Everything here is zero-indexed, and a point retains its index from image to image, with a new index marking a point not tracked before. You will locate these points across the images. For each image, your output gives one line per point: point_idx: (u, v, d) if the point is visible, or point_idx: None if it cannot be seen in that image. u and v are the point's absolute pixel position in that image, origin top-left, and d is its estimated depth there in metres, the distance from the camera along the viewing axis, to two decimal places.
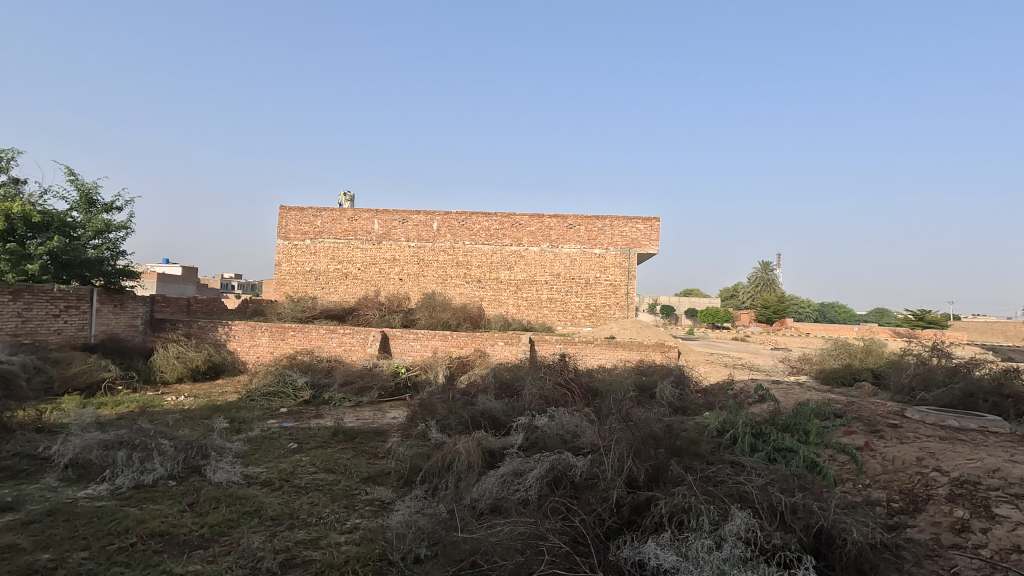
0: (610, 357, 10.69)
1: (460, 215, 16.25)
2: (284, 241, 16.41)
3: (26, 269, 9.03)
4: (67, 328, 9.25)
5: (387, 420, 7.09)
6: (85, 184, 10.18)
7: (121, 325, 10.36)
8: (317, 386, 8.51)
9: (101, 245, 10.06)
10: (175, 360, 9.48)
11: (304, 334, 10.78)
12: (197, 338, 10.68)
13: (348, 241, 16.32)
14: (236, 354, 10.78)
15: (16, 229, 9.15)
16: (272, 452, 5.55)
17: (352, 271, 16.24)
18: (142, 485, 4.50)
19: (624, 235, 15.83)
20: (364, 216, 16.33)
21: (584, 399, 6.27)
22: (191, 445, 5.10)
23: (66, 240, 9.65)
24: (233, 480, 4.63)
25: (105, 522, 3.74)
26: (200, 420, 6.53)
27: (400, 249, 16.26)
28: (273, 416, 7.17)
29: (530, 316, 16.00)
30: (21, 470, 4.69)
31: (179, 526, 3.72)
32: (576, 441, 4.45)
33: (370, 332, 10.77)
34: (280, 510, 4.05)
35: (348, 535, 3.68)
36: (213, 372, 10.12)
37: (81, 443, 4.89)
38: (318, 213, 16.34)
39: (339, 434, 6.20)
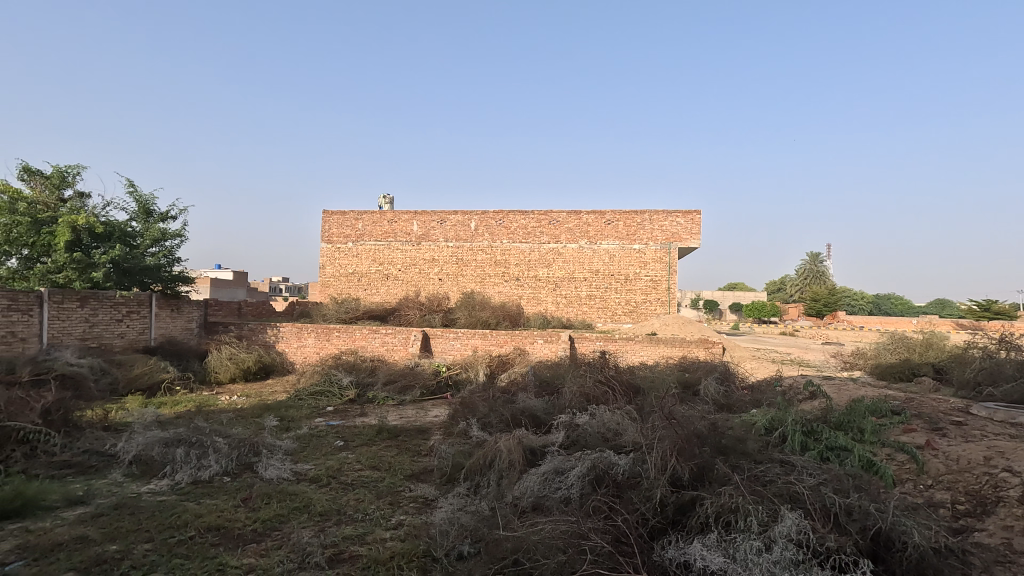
0: (651, 354, 10.50)
1: (497, 214, 16.31)
2: (327, 244, 16.92)
3: (92, 278, 9.66)
4: (129, 331, 9.79)
5: (429, 419, 7.19)
6: (143, 195, 10.74)
7: (178, 328, 10.88)
8: (362, 386, 8.70)
9: (158, 252, 10.63)
10: (229, 361, 9.88)
11: (348, 335, 11.06)
12: (248, 339, 11.15)
13: (389, 243, 16.65)
14: (285, 355, 11.17)
15: (82, 239, 9.77)
16: (320, 450, 5.71)
17: (393, 272, 16.55)
18: (200, 481, 4.72)
19: (664, 229, 15.48)
20: (403, 218, 16.63)
21: (626, 397, 6.18)
22: (244, 443, 5.30)
23: (126, 248, 10.23)
24: (283, 477, 4.80)
25: (166, 516, 3.94)
26: (251, 418, 6.81)
27: (439, 249, 16.45)
28: (319, 415, 7.38)
29: (570, 314, 15.89)
30: (91, 466, 5.00)
31: (234, 520, 3.89)
32: (617, 440, 4.40)
33: (412, 332, 10.94)
34: (328, 506, 4.17)
35: (393, 531, 3.75)
36: (263, 372, 10.51)
37: (143, 441, 5.17)
38: (359, 216, 16.78)
39: (384, 432, 6.33)
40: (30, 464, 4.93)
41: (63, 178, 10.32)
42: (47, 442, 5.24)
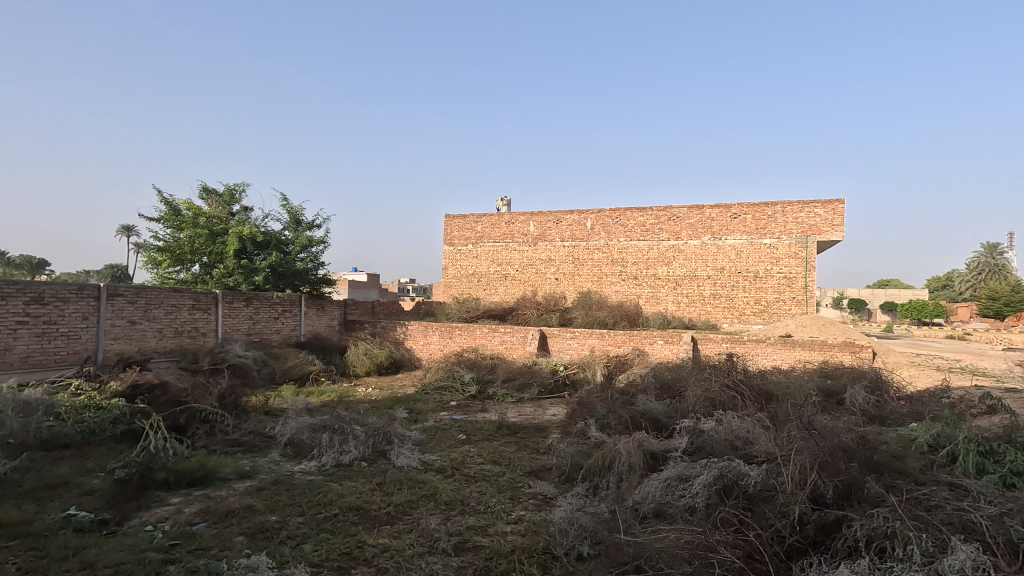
0: (785, 357, 9.66)
1: (614, 212, 16.02)
2: (450, 247, 17.81)
3: (255, 280, 11.04)
4: (284, 328, 11.08)
5: (547, 417, 7.26)
6: (293, 207, 12.09)
7: (322, 325, 12.10)
8: (482, 382, 9.03)
9: (306, 257, 11.91)
10: (364, 356, 10.77)
11: (470, 333, 11.55)
12: (381, 336, 12.09)
13: (506, 244, 17.09)
14: (412, 352, 11.93)
15: (247, 247, 11.24)
16: (445, 442, 6.03)
17: (511, 272, 16.97)
18: (342, 464, 5.20)
19: (800, 221, 14.16)
20: (520, 219, 16.98)
21: (757, 403, 5.75)
22: (378, 432, 5.75)
23: (281, 254, 11.59)
24: (412, 465, 5.13)
25: (314, 494, 4.40)
26: (385, 410, 7.37)
27: (555, 249, 16.56)
28: (444, 408, 7.78)
29: (692, 314, 15.15)
30: (255, 445, 5.74)
31: (370, 502, 4.23)
32: (747, 448, 4.11)
33: (529, 331, 11.13)
34: (453, 496, 4.39)
35: (513, 525, 3.85)
36: (394, 367, 11.32)
37: (296, 425, 5.82)
38: (478, 219, 17.45)
39: (503, 428, 6.51)
40: (210, 440, 5.78)
41: (232, 195, 11.95)
42: (222, 422, 6.11)
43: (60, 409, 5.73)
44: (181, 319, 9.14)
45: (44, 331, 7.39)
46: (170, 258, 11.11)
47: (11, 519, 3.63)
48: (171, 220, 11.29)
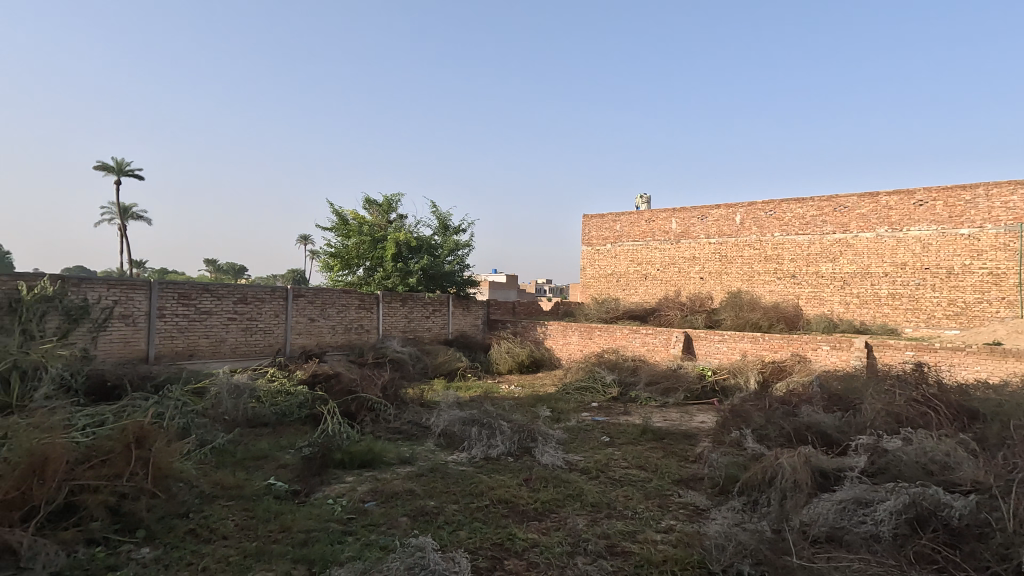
0: (992, 369, 8.11)
1: (767, 204, 14.75)
2: (588, 247, 17.79)
3: (409, 282, 12.05)
4: (434, 326, 11.91)
5: (695, 424, 6.90)
6: (442, 213, 12.96)
7: (468, 324, 12.79)
8: (624, 384, 8.85)
9: (454, 260, 12.71)
10: (507, 355, 11.15)
11: (610, 334, 11.43)
12: (522, 336, 12.45)
13: (647, 243, 16.61)
14: (552, 351, 12.11)
15: (403, 252, 12.30)
16: (588, 443, 6.01)
17: (651, 272, 16.45)
18: (490, 457, 5.43)
19: (1011, 206, 11.78)
20: (661, 217, 16.39)
21: (957, 423, 4.89)
22: (523, 429, 5.91)
23: (432, 258, 12.50)
24: (557, 464, 5.19)
25: (467, 484, 4.65)
26: (528, 407, 7.57)
27: (700, 247, 15.69)
28: (586, 409, 7.77)
29: (864, 317, 13.38)
30: (413, 434, 6.24)
31: (519, 497, 4.36)
32: (947, 474, 3.51)
33: (673, 333, 10.70)
34: (598, 498, 4.36)
35: (663, 534, 3.71)
36: (535, 366, 11.58)
37: (448, 418, 6.22)
38: (617, 218, 17.20)
39: (648, 433, 6.32)
40: (375, 427, 6.40)
41: (390, 205, 13.17)
42: (385, 411, 6.73)
43: (260, 392, 6.75)
44: (350, 317, 10.26)
45: (247, 326, 8.77)
46: (340, 263, 12.54)
47: (229, 483, 4.36)
48: (341, 229, 12.74)
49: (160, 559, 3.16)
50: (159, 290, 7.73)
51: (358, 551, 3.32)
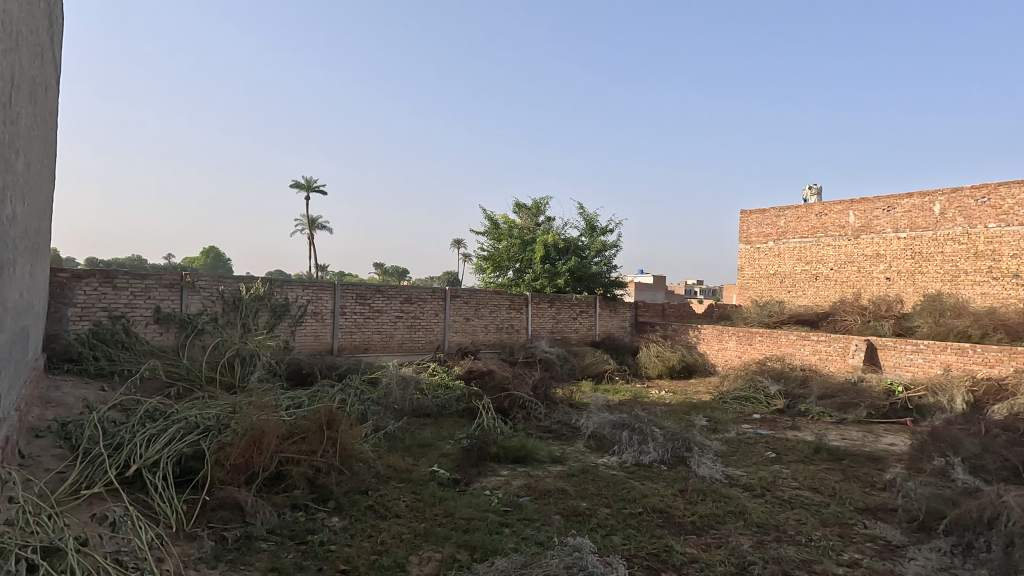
0: None
1: (978, 189, 12.31)
2: (746, 245, 16.52)
3: (557, 283, 12.26)
4: (581, 327, 11.94)
5: (883, 446, 6.01)
6: (589, 214, 12.96)
7: (615, 326, 12.60)
8: (792, 397, 8.03)
9: (601, 261, 12.65)
10: (656, 359, 10.72)
11: (773, 339, 10.53)
12: (673, 339, 11.93)
13: (817, 239, 14.92)
14: (707, 357, 11.43)
15: (551, 254, 12.55)
16: (750, 457, 5.56)
17: (823, 272, 14.75)
18: (642, 464, 5.28)
19: None
20: (836, 209, 14.59)
21: None
22: (677, 437, 5.66)
23: (579, 259, 12.58)
24: (716, 477, 4.88)
25: (619, 489, 4.58)
26: (682, 415, 7.23)
27: (886, 242, 13.66)
28: (746, 421, 7.21)
29: None
30: (563, 434, 6.31)
31: (674, 508, 4.18)
32: None
33: (851, 341, 9.51)
34: (765, 519, 4.00)
35: (847, 568, 3.29)
36: (687, 371, 11.03)
37: (598, 420, 6.18)
38: (781, 213, 15.70)
39: (823, 452, 5.65)
40: (526, 425, 6.60)
41: (538, 208, 13.51)
42: (536, 409, 6.91)
43: (423, 385, 7.34)
44: (501, 317, 10.72)
45: (412, 324, 9.61)
46: (492, 265, 13.16)
47: (400, 466, 4.80)
48: (492, 233, 13.37)
49: (347, 528, 3.59)
50: (341, 291, 8.79)
51: (516, 544, 3.44)
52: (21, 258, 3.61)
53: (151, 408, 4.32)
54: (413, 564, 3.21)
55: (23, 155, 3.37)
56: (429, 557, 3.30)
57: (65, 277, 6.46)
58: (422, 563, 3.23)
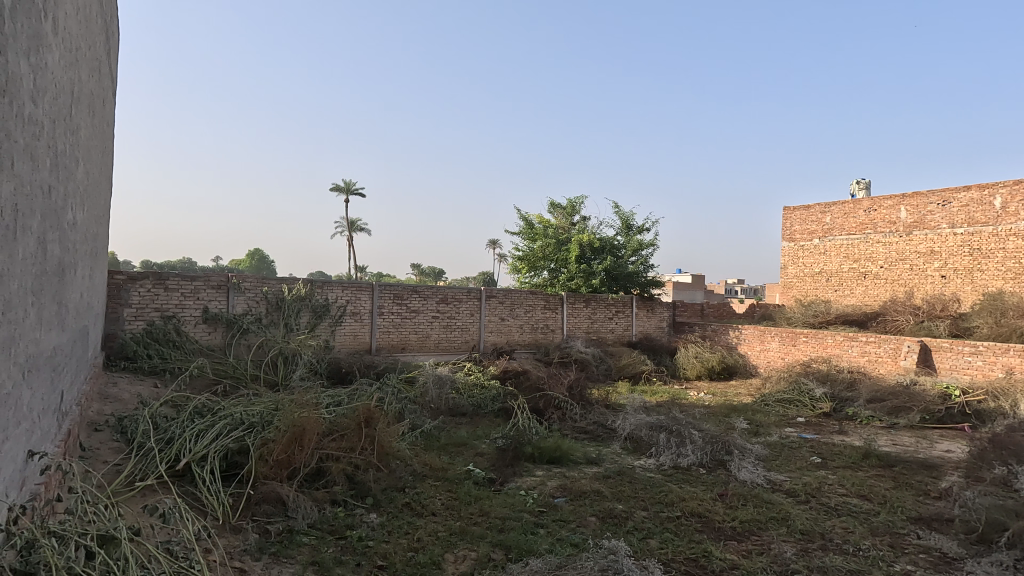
0: None
1: None
2: (789, 243, 16.01)
3: (593, 283, 12.19)
4: (617, 327, 11.81)
5: (938, 453, 5.72)
6: (625, 213, 12.82)
7: (652, 326, 12.40)
8: (839, 400, 7.73)
9: (637, 260, 12.51)
10: (695, 360, 10.50)
11: (819, 340, 10.15)
12: (712, 340, 11.67)
13: (866, 236, 14.33)
14: (748, 358, 11.14)
15: (586, 253, 12.47)
16: (795, 462, 5.38)
17: (872, 270, 14.16)
18: (680, 467, 5.18)
19: None
20: (885, 205, 13.98)
21: None
22: (717, 440, 5.52)
23: (614, 258, 12.47)
24: (757, 482, 4.74)
25: (656, 492, 4.50)
26: (722, 417, 7.06)
27: (940, 239, 12.99)
28: (790, 424, 6.98)
29: None
30: (599, 436, 6.25)
31: (714, 512, 4.08)
32: None
33: (903, 342, 9.08)
34: (810, 526, 3.87)
35: None
36: (727, 373, 10.76)
37: (635, 422, 6.09)
38: (826, 209, 15.16)
39: (872, 457, 5.42)
40: (562, 426, 6.57)
41: (573, 207, 13.45)
42: (571, 410, 6.87)
43: (459, 384, 7.41)
44: (536, 317, 10.70)
45: (448, 324, 9.71)
46: (527, 265, 13.16)
47: (436, 464, 4.85)
48: (527, 233, 13.36)
49: (384, 524, 3.65)
50: (380, 291, 8.95)
51: (551, 545, 3.42)
52: (82, 262, 3.83)
53: (199, 404, 4.50)
54: (448, 562, 3.24)
55: (83, 164, 3.57)
56: (464, 555, 3.32)
57: (122, 279, 6.82)
58: (458, 561, 3.26)
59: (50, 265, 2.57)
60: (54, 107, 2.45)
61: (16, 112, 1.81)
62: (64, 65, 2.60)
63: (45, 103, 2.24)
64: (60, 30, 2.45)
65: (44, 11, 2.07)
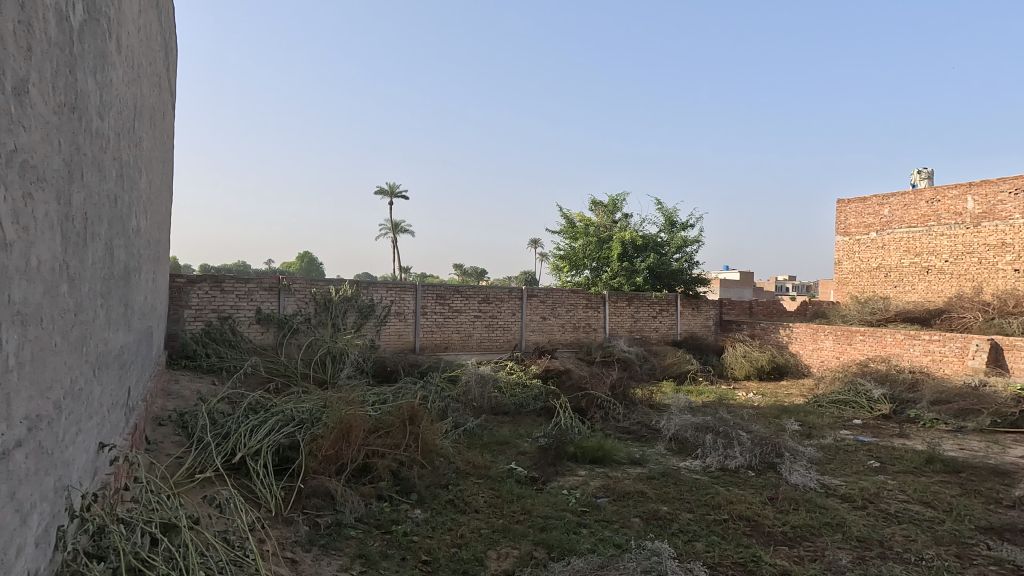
0: None
1: None
2: (844, 237, 15.35)
3: (636, 281, 12.04)
4: (661, 326, 11.60)
5: (1012, 459, 5.34)
6: (668, 210, 12.60)
7: (698, 325, 12.11)
8: (899, 401, 7.35)
9: (681, 257, 12.31)
10: (743, 359, 10.19)
11: (877, 339, 9.68)
12: (762, 339, 11.31)
13: (928, 229, 13.56)
14: (800, 358, 10.72)
15: (628, 251, 12.33)
16: (851, 466, 5.15)
17: (936, 264, 13.39)
18: (728, 469, 5.03)
19: None
20: (950, 195, 13.18)
21: None
22: (766, 441, 5.34)
23: (658, 256, 12.31)
24: (810, 485, 4.57)
25: (701, 494, 4.40)
26: (772, 419, 6.82)
27: (1012, 230, 12.11)
28: (846, 426, 6.68)
29: None
30: (643, 436, 6.15)
31: (763, 516, 3.95)
32: None
33: (972, 340, 8.55)
34: (867, 533, 3.69)
35: None
36: (778, 373, 10.40)
37: (680, 423, 5.97)
38: (884, 201, 14.45)
39: (937, 462, 5.12)
40: (604, 425, 6.51)
41: (614, 205, 13.32)
42: (614, 410, 6.79)
43: (501, 383, 7.45)
44: (578, 316, 10.63)
45: (489, 323, 9.78)
46: (568, 264, 13.07)
47: (478, 462, 4.89)
48: (569, 232, 13.30)
49: (429, 520, 3.71)
50: (423, 291, 9.11)
51: (593, 544, 3.40)
52: (146, 267, 4.07)
53: (253, 401, 4.70)
54: (491, 559, 3.26)
55: (146, 174, 3.78)
56: (506, 553, 3.35)
57: (182, 282, 7.20)
58: (500, 558, 3.28)
59: (116, 269, 2.74)
60: (118, 121, 2.61)
61: (85, 126, 1.95)
62: (127, 81, 2.76)
63: (111, 118, 2.40)
64: (123, 49, 2.62)
65: (107, 31, 2.21)
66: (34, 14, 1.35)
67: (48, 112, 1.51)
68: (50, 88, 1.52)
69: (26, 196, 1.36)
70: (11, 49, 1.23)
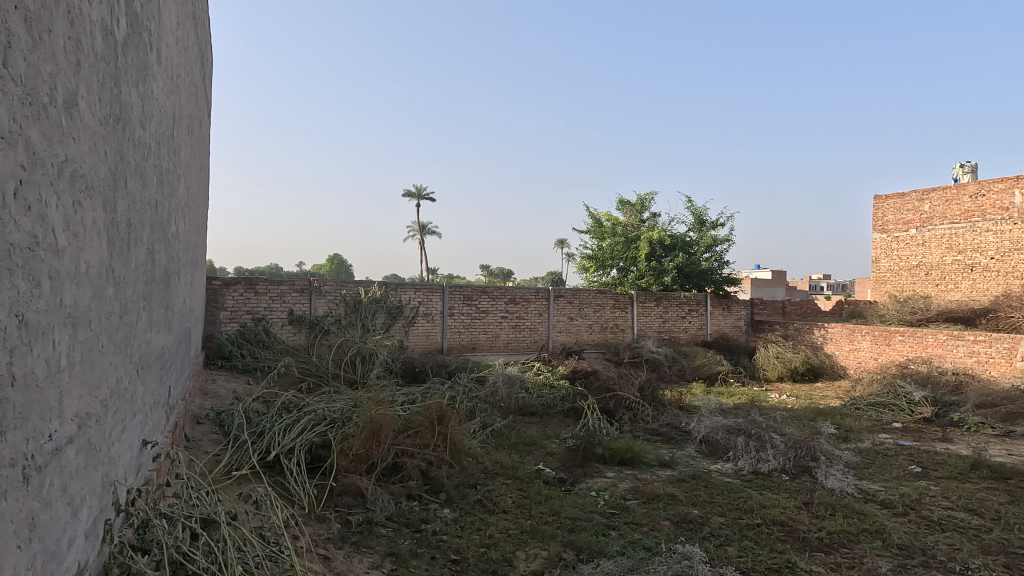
0: None
1: None
2: (881, 234, 14.88)
3: (664, 281, 11.93)
4: (690, 326, 11.43)
5: None
6: (698, 209, 12.41)
7: (729, 325, 11.88)
8: (942, 404, 7.09)
9: (711, 257, 12.14)
10: (776, 360, 9.95)
11: (917, 339, 9.35)
12: (795, 339, 11.05)
13: (972, 225, 13.03)
14: (835, 359, 10.43)
15: (656, 251, 12.20)
16: (890, 471, 4.98)
17: (980, 261, 12.87)
18: (760, 472, 4.93)
19: None
20: (995, 189, 12.63)
21: None
22: (801, 445, 5.21)
23: (686, 256, 12.15)
24: (847, 491, 4.44)
25: (733, 497, 4.32)
26: (807, 421, 6.65)
27: None
28: (885, 430, 6.47)
29: None
30: (672, 438, 6.07)
31: (798, 521, 3.86)
32: None
33: (1020, 341, 8.20)
34: (908, 540, 3.57)
35: None
36: (812, 374, 10.13)
37: (710, 425, 5.87)
38: (924, 197, 13.96)
39: (983, 468, 4.92)
40: (633, 427, 6.45)
41: (642, 204, 13.18)
42: (642, 411, 6.72)
43: (528, 384, 7.45)
44: (605, 317, 10.56)
45: (517, 324, 9.80)
46: (595, 264, 12.99)
47: (506, 463, 4.90)
48: (596, 232, 13.21)
49: (458, 520, 3.74)
50: (450, 292, 9.19)
51: (622, 547, 3.38)
52: (185, 270, 4.21)
53: (286, 401, 4.82)
54: (520, 560, 3.27)
55: (184, 181, 3.90)
56: (535, 554, 3.35)
57: (218, 285, 7.43)
58: (530, 559, 3.29)
59: (157, 272, 2.83)
60: (159, 130, 2.71)
61: (129, 136, 2.03)
62: (166, 92, 2.85)
63: (152, 127, 2.48)
64: (163, 60, 2.71)
65: (149, 44, 2.29)
66: (82, 31, 1.41)
67: (95, 123, 1.58)
68: (97, 101, 1.59)
69: (76, 204, 1.43)
70: (62, 64, 1.29)
